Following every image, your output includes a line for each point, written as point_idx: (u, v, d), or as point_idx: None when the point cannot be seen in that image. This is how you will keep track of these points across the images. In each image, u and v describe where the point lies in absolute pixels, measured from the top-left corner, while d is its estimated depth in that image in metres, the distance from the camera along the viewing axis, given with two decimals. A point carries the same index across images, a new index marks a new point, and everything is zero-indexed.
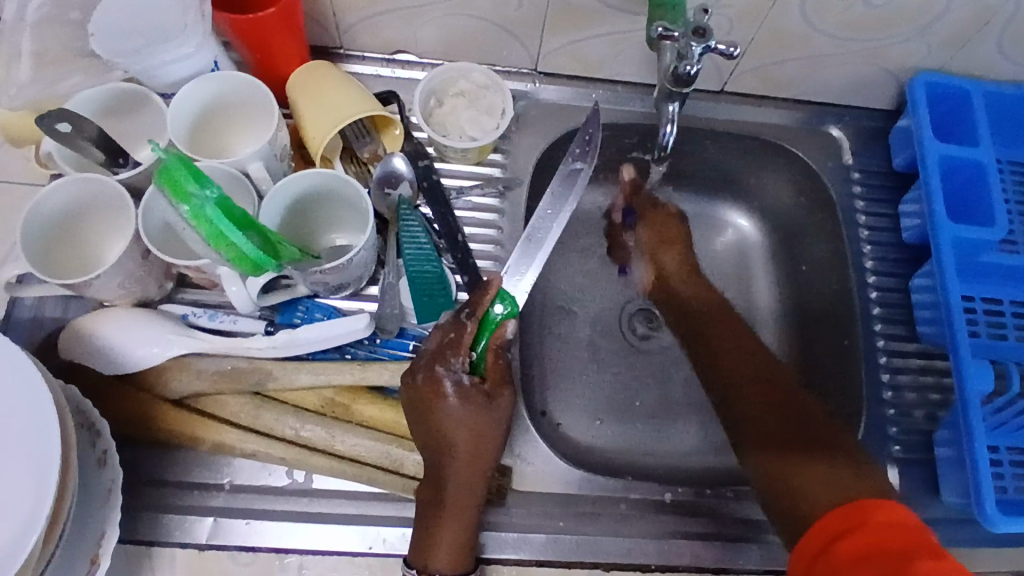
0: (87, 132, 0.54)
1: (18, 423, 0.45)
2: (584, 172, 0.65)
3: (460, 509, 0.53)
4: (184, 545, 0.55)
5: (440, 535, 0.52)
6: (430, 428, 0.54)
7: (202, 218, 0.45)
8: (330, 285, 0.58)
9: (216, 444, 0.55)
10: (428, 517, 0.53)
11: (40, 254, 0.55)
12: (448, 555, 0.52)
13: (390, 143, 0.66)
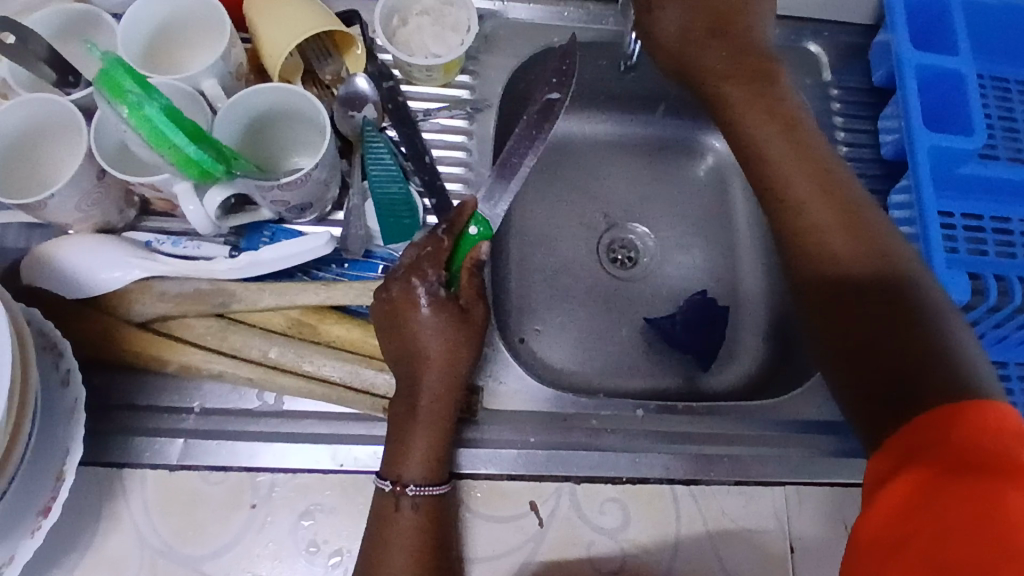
0: (35, 48, 0.52)
1: None
2: (560, 103, 0.63)
3: (434, 417, 0.53)
4: (153, 466, 0.55)
5: (413, 444, 0.52)
6: (404, 337, 0.53)
7: (143, 117, 0.46)
8: (290, 204, 0.57)
9: (182, 366, 0.55)
10: (402, 426, 0.53)
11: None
12: (422, 462, 0.52)
13: (352, 65, 0.65)
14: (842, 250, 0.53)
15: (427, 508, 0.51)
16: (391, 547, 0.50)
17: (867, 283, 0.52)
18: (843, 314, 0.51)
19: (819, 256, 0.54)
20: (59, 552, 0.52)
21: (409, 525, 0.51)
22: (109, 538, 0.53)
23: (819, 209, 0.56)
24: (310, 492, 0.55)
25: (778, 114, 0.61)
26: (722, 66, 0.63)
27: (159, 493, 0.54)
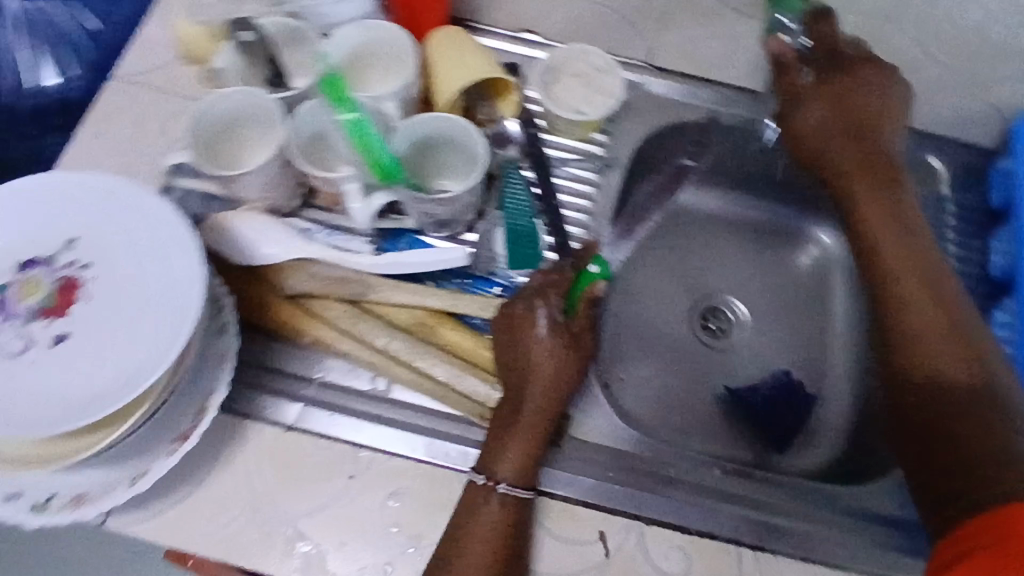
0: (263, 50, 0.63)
1: (176, 268, 0.52)
2: (689, 171, 0.71)
3: (533, 427, 0.57)
4: (272, 423, 0.61)
5: (510, 446, 0.57)
6: (522, 350, 0.59)
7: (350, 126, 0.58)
8: (434, 217, 0.64)
9: (315, 340, 0.62)
10: (503, 430, 0.58)
11: (206, 149, 0.63)
12: (514, 465, 0.56)
13: (507, 109, 0.72)
14: (947, 355, 0.57)
15: (509, 503, 0.56)
16: (473, 531, 0.55)
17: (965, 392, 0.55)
18: (937, 419, 0.55)
19: (924, 360, 0.57)
20: (179, 481, 0.58)
21: (492, 516, 0.55)
22: (222, 477, 0.59)
23: (932, 314, 0.59)
24: (401, 475, 0.60)
25: (902, 217, 0.65)
26: (851, 167, 0.67)
27: (273, 447, 0.60)
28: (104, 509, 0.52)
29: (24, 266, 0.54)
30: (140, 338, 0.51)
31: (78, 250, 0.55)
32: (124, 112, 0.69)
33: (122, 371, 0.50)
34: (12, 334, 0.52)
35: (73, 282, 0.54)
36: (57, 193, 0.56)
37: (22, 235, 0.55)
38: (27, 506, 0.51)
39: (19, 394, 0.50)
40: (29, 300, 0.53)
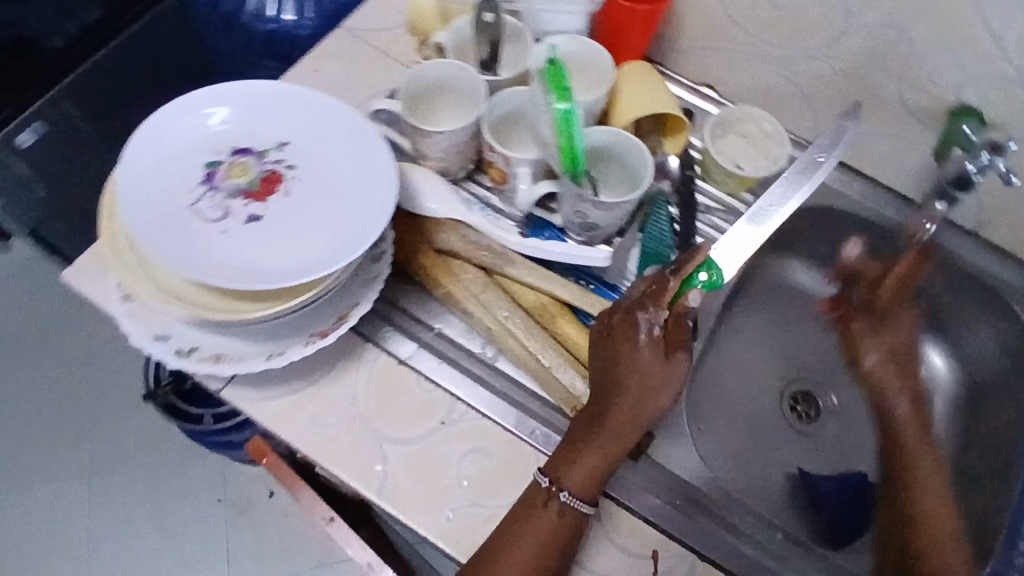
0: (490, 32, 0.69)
1: (370, 190, 0.60)
2: (824, 168, 0.72)
3: (609, 443, 0.59)
4: (388, 354, 0.66)
5: (582, 460, 0.59)
6: (614, 365, 0.61)
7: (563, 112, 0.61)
8: (584, 219, 0.68)
9: (446, 293, 0.68)
10: (579, 439, 0.60)
11: (411, 101, 0.70)
12: (582, 476, 0.58)
13: (671, 146, 0.77)
14: (942, 518, 0.68)
15: (564, 515, 0.58)
16: (524, 529, 0.57)
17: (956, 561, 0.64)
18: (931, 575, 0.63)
19: (923, 533, 0.67)
20: (296, 376, 0.64)
21: (546, 522, 0.57)
22: (333, 386, 0.64)
23: (930, 500, 0.70)
24: (486, 437, 0.64)
25: (922, 449, 0.74)
26: None
27: (383, 375, 0.65)
28: (236, 372, 0.58)
29: (239, 151, 0.62)
30: (325, 239, 0.58)
31: (287, 152, 0.63)
32: (346, 59, 0.80)
33: (300, 260, 0.57)
34: (214, 202, 0.60)
35: (276, 176, 0.61)
36: (281, 98, 0.64)
37: (243, 125, 0.63)
38: (174, 349, 0.57)
39: (208, 251, 0.57)
40: (236, 180, 0.61)
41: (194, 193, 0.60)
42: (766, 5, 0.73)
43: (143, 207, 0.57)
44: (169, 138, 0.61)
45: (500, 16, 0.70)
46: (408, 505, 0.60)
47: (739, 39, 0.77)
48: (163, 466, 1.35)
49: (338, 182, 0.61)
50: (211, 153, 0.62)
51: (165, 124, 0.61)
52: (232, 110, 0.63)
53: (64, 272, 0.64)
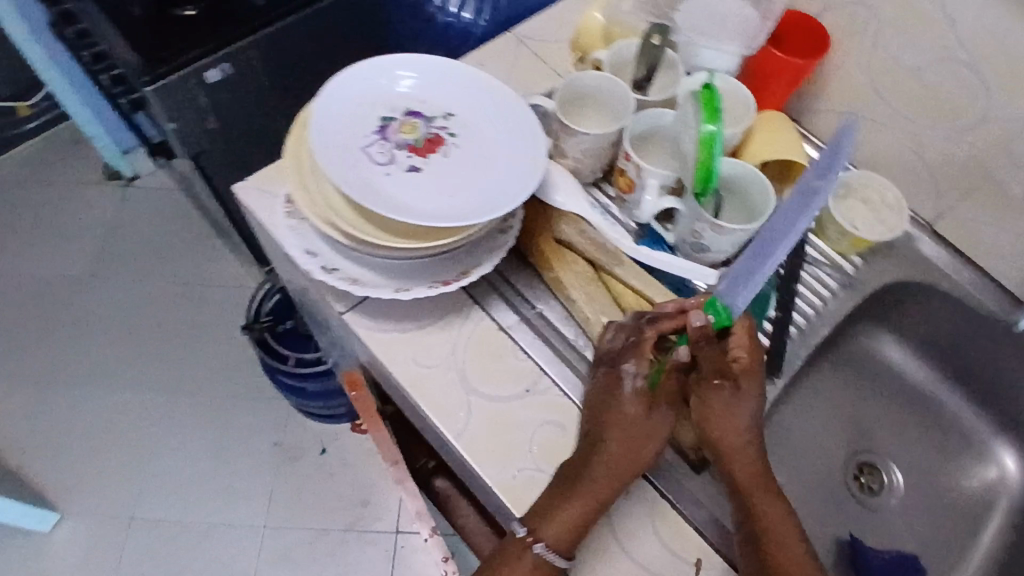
0: (652, 54, 0.76)
1: (520, 168, 0.68)
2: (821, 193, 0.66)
3: (586, 501, 0.59)
4: (491, 318, 0.72)
5: (572, 504, 0.59)
6: (594, 423, 0.62)
7: (703, 135, 0.60)
8: (697, 239, 0.72)
9: (555, 278, 0.73)
10: (557, 500, 0.60)
11: (565, 101, 0.77)
12: (560, 532, 0.58)
13: (791, 194, 0.81)
14: (764, 493, 0.61)
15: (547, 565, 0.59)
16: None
17: (782, 540, 0.59)
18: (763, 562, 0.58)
19: (749, 509, 0.60)
20: (408, 318, 0.71)
21: (523, 566, 0.58)
22: (436, 334, 0.70)
23: (743, 466, 0.62)
24: (562, 412, 0.67)
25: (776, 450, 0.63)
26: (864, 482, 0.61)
27: (481, 336, 0.70)
28: (364, 295, 0.64)
29: (411, 114, 0.72)
30: (473, 200, 0.67)
31: (451, 122, 0.72)
32: (509, 58, 0.89)
33: (447, 211, 0.65)
34: (384, 149, 0.69)
35: (438, 140, 0.71)
36: (457, 77, 0.73)
37: (419, 93, 0.73)
38: (320, 265, 0.66)
39: (374, 185, 0.65)
40: (404, 135, 0.70)
41: (369, 138, 0.69)
42: (915, 79, 0.77)
43: (330, 138, 0.66)
44: (358, 89, 0.71)
45: (665, 44, 0.76)
46: (482, 456, 0.65)
47: (878, 107, 0.81)
48: (255, 407, 1.54)
49: (490, 156, 0.70)
50: (388, 110, 0.71)
51: (358, 77, 0.71)
52: (414, 79, 0.73)
53: (237, 184, 0.74)
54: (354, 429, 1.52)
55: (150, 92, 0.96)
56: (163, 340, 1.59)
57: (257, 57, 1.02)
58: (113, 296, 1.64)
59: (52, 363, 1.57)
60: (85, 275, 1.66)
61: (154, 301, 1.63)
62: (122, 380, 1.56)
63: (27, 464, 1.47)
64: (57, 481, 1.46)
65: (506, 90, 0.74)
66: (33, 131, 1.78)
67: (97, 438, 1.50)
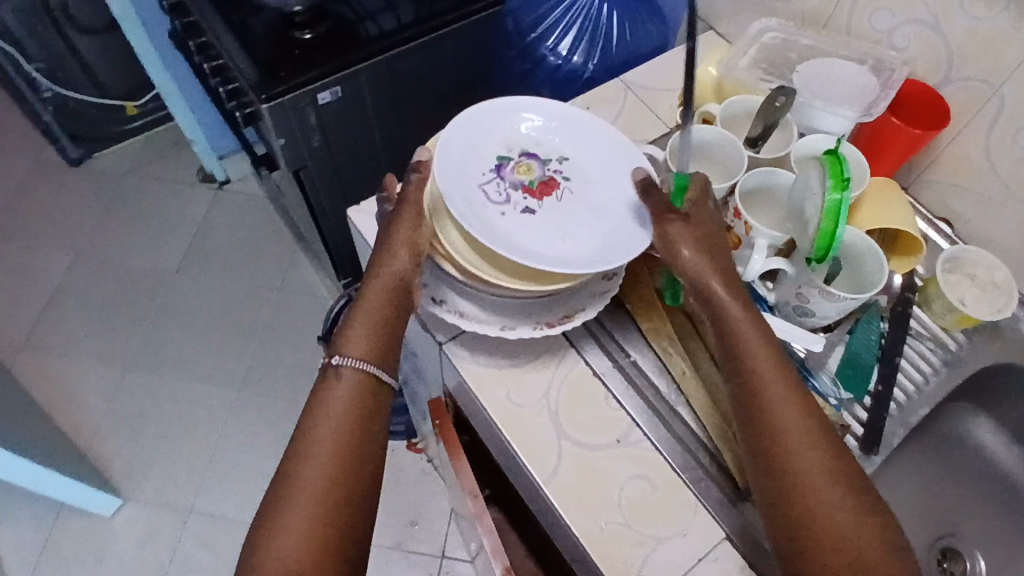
0: (770, 114, 0.75)
1: (628, 220, 0.71)
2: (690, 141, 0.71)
3: (376, 305, 0.64)
4: (586, 363, 0.72)
5: (355, 327, 0.64)
6: (382, 245, 0.66)
7: (829, 207, 0.58)
8: (802, 303, 0.71)
9: (653, 328, 0.72)
10: (353, 310, 0.65)
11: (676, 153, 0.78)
12: (363, 347, 0.63)
13: (897, 264, 0.79)
14: (775, 389, 0.59)
15: (372, 389, 0.62)
16: (330, 405, 0.60)
17: (799, 440, 0.56)
18: (775, 457, 0.56)
19: (761, 411, 0.58)
20: (503, 355, 0.72)
21: (345, 392, 0.61)
22: (531, 374, 0.71)
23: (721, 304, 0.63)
24: (651, 466, 0.67)
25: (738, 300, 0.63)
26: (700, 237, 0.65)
27: (575, 381, 0.71)
28: (474, 328, 0.68)
29: (527, 155, 0.76)
30: (577, 246, 0.70)
31: (565, 166, 0.75)
32: (616, 105, 0.90)
33: (559, 254, 0.68)
34: (502, 187, 0.72)
35: (553, 182, 0.74)
36: (575, 125, 0.78)
37: (537, 136, 0.77)
38: (430, 297, 0.69)
39: (491, 221, 0.69)
40: (520, 175, 0.74)
41: (487, 175, 0.73)
42: None
43: (453, 172, 0.70)
44: (482, 126, 0.75)
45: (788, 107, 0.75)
46: (569, 502, 0.65)
47: (990, 185, 0.78)
48: None
49: (602, 204, 0.73)
50: (507, 149, 0.75)
51: (483, 115, 0.75)
52: (539, 121, 0.78)
53: (350, 208, 0.84)
54: (409, 447, 1.54)
55: (266, 108, 0.99)
56: (238, 339, 1.64)
57: (363, 80, 1.05)
58: (194, 293, 1.70)
59: (131, 351, 1.63)
60: (172, 269, 1.73)
61: (232, 301, 1.69)
62: (194, 375, 1.60)
63: (99, 447, 1.52)
64: (127, 464, 1.51)
65: (627, 141, 0.77)
66: (135, 128, 1.88)
67: (165, 429, 1.55)
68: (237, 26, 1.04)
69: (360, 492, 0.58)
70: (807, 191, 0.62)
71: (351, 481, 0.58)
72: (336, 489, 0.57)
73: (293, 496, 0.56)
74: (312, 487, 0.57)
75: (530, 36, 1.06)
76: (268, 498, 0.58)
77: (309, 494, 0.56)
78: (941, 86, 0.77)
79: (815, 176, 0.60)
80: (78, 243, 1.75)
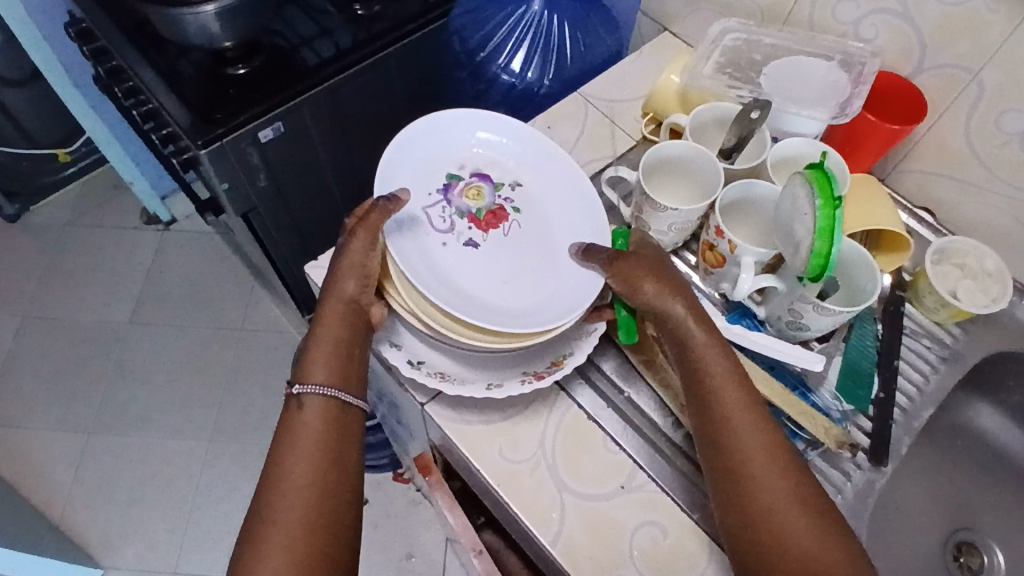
0: (746, 126, 0.72)
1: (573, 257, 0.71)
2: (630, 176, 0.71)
3: (333, 328, 0.62)
4: (579, 406, 0.68)
5: (314, 355, 0.61)
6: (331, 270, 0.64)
7: (824, 225, 0.56)
8: (797, 318, 0.68)
9: (646, 360, 0.68)
10: (311, 335, 0.62)
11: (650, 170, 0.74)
12: (325, 372, 0.60)
13: (885, 261, 0.76)
14: (732, 397, 0.58)
15: (338, 414, 0.59)
16: (299, 432, 0.57)
17: (757, 450, 0.56)
18: (734, 470, 0.55)
19: (717, 423, 0.57)
20: (491, 408, 0.67)
21: (315, 414, 0.58)
22: (524, 424, 0.67)
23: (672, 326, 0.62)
24: (662, 510, 0.63)
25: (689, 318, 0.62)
26: (649, 262, 0.65)
27: (571, 427, 0.67)
28: (456, 393, 0.63)
29: (480, 177, 0.75)
30: (527, 287, 0.69)
31: (517, 195, 0.75)
32: (579, 121, 0.86)
33: (504, 303, 0.68)
34: (447, 212, 0.72)
35: (501, 213, 0.74)
36: (533, 149, 0.76)
37: (493, 155, 0.77)
38: (407, 359, 0.65)
39: (429, 253, 0.69)
40: (469, 200, 0.74)
41: (434, 196, 0.73)
42: (1016, 147, 0.71)
43: (397, 187, 0.71)
44: (436, 142, 0.75)
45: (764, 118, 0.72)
46: (582, 563, 0.61)
47: (972, 171, 0.76)
48: None
49: (548, 240, 0.73)
50: (458, 168, 0.75)
51: (439, 129, 0.75)
52: (491, 137, 0.77)
53: (309, 264, 0.78)
54: (398, 478, 1.47)
55: (205, 155, 0.91)
56: (206, 387, 1.56)
57: (309, 114, 0.98)
58: (155, 343, 1.61)
59: (93, 413, 1.53)
60: (127, 320, 1.63)
61: (196, 348, 1.60)
62: (164, 431, 1.51)
63: (70, 520, 1.42)
64: (100, 535, 1.41)
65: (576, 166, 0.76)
66: (71, 176, 1.77)
67: (140, 492, 1.45)
68: (164, 69, 0.96)
69: (341, 518, 0.56)
70: (796, 210, 0.60)
71: (330, 506, 0.55)
72: (316, 517, 0.54)
73: (273, 530, 0.53)
74: (290, 518, 0.54)
75: (479, 55, 1.02)
76: (244, 542, 0.54)
77: (287, 526, 0.54)
78: (913, 74, 0.75)
79: (804, 194, 0.59)
80: (24, 305, 1.64)
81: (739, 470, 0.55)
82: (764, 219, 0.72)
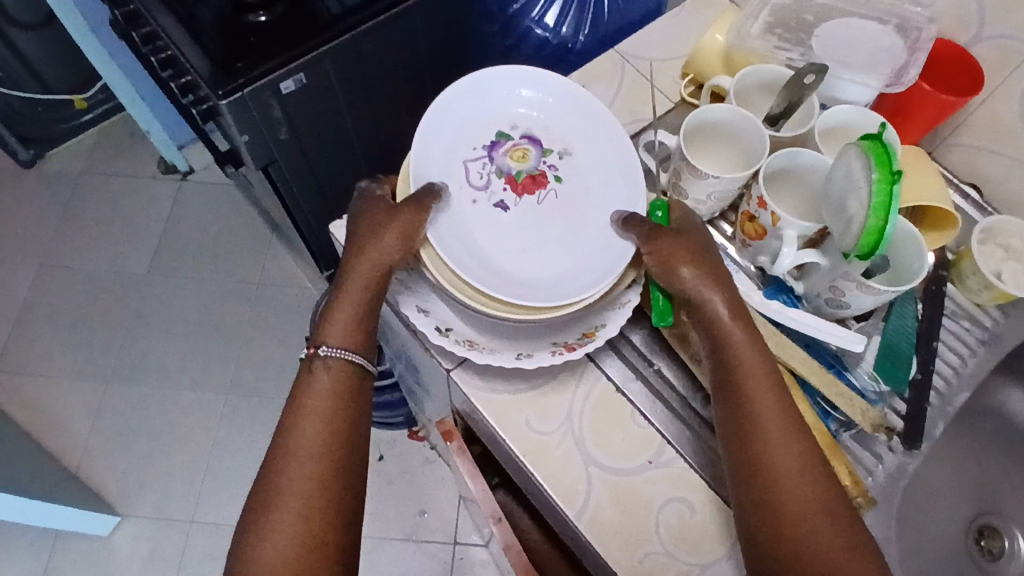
0: (799, 90, 0.69)
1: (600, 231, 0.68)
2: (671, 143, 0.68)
3: (360, 295, 0.61)
4: (607, 378, 0.66)
5: (338, 319, 0.60)
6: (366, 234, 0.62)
7: (879, 200, 0.53)
8: (837, 296, 0.65)
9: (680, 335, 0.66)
10: (337, 298, 0.61)
11: (694, 133, 0.71)
12: (346, 339, 0.60)
13: (930, 238, 0.72)
14: (766, 402, 0.55)
15: (352, 383, 0.59)
16: (310, 403, 0.57)
17: (787, 462, 0.53)
18: (762, 480, 0.53)
19: (748, 416, 0.55)
20: (519, 377, 0.66)
21: (327, 389, 0.57)
22: (551, 394, 0.65)
23: (710, 306, 0.59)
24: (689, 487, 0.62)
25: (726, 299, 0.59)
26: (689, 239, 0.62)
27: (599, 398, 0.65)
28: (486, 362, 0.61)
29: (530, 139, 0.72)
30: (553, 260, 0.67)
31: (562, 163, 0.72)
32: (616, 81, 0.82)
33: (530, 275, 0.66)
34: (486, 168, 0.70)
35: (541, 178, 0.71)
36: (593, 116, 0.72)
37: (550, 119, 0.73)
38: (435, 325, 0.63)
39: (457, 208, 0.68)
40: (512, 161, 0.71)
41: (477, 151, 0.71)
42: None
43: (441, 132, 0.70)
44: (494, 94, 0.73)
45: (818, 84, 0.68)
46: (605, 537, 0.60)
47: None
48: None
49: (586, 214, 0.70)
50: (510, 126, 0.73)
51: (500, 82, 0.72)
52: (546, 99, 0.73)
53: (333, 223, 0.76)
54: (413, 436, 1.48)
55: (225, 106, 0.88)
56: (222, 339, 1.56)
57: (332, 67, 0.95)
58: (172, 294, 1.60)
59: (110, 362, 1.54)
60: (143, 271, 1.63)
61: (213, 300, 1.60)
62: (181, 382, 1.52)
63: (90, 467, 1.45)
64: (118, 482, 1.43)
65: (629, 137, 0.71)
66: (88, 123, 1.74)
67: (158, 441, 1.47)
68: (183, 14, 0.92)
69: (344, 496, 0.55)
70: (849, 181, 0.57)
71: (332, 482, 0.55)
72: (321, 488, 0.54)
73: (275, 505, 0.53)
74: (295, 493, 0.54)
75: (512, 8, 1.02)
76: (252, 505, 0.54)
77: (294, 491, 0.54)
78: (971, 43, 0.71)
79: (859, 167, 0.56)
80: (42, 253, 1.64)
81: (766, 455, 0.54)
82: (810, 191, 0.69)
